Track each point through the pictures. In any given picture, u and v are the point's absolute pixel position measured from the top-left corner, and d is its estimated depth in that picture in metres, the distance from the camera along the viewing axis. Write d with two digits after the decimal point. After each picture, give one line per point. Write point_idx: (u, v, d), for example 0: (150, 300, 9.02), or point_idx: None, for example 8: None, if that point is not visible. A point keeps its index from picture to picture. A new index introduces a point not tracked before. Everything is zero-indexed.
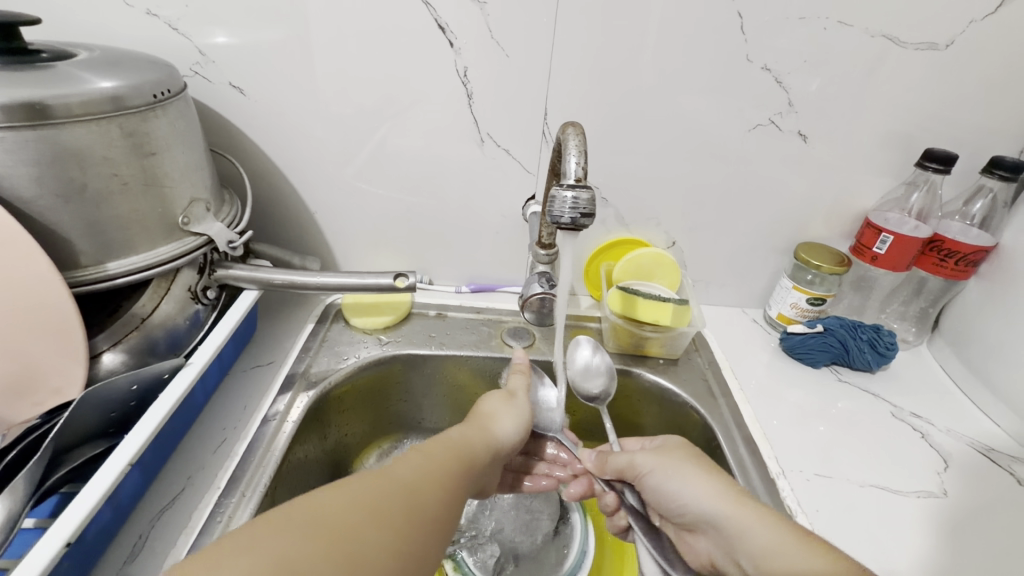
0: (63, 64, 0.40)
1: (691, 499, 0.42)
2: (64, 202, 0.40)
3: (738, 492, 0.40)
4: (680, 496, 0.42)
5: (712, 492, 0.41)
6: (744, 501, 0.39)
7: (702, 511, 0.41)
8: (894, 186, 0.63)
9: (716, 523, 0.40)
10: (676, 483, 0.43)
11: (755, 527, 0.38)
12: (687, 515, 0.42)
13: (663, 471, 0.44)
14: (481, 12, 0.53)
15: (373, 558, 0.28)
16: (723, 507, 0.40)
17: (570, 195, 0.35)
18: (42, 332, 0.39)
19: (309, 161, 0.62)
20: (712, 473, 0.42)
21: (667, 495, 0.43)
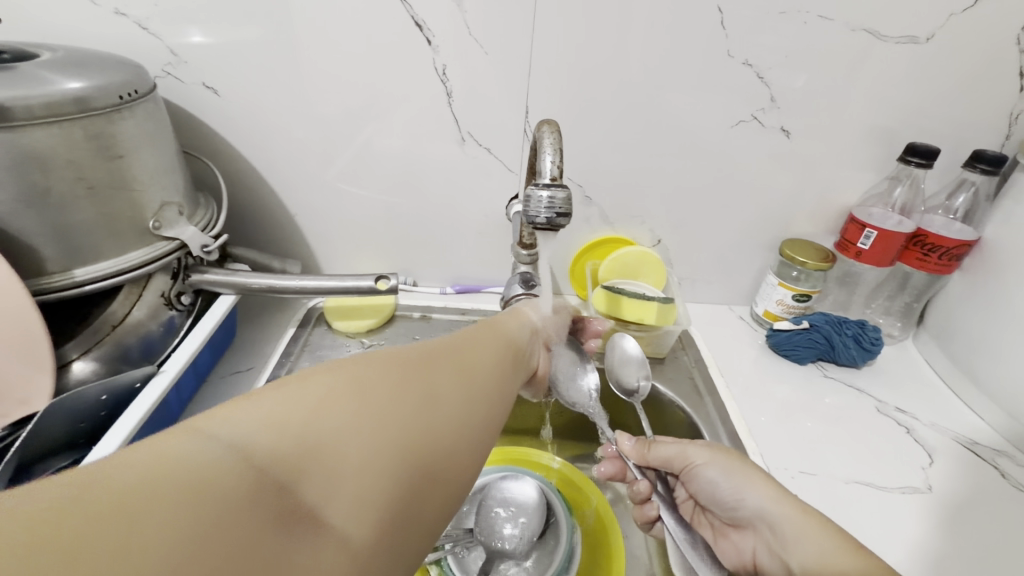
0: (24, 66, 0.39)
1: (744, 495, 0.43)
2: (27, 207, 0.39)
3: (793, 496, 0.41)
4: (737, 493, 0.43)
5: (773, 495, 0.42)
6: (801, 507, 0.40)
7: (753, 507, 0.42)
8: (877, 181, 0.63)
9: (767, 522, 0.41)
10: (732, 480, 0.44)
11: (812, 534, 0.39)
12: (743, 511, 0.43)
13: (715, 465, 0.45)
14: (459, 9, 0.52)
15: (405, 428, 0.28)
16: (784, 510, 0.41)
17: (545, 195, 0.34)
18: (6, 342, 0.37)
19: (287, 162, 0.61)
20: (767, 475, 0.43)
21: (720, 490, 0.44)
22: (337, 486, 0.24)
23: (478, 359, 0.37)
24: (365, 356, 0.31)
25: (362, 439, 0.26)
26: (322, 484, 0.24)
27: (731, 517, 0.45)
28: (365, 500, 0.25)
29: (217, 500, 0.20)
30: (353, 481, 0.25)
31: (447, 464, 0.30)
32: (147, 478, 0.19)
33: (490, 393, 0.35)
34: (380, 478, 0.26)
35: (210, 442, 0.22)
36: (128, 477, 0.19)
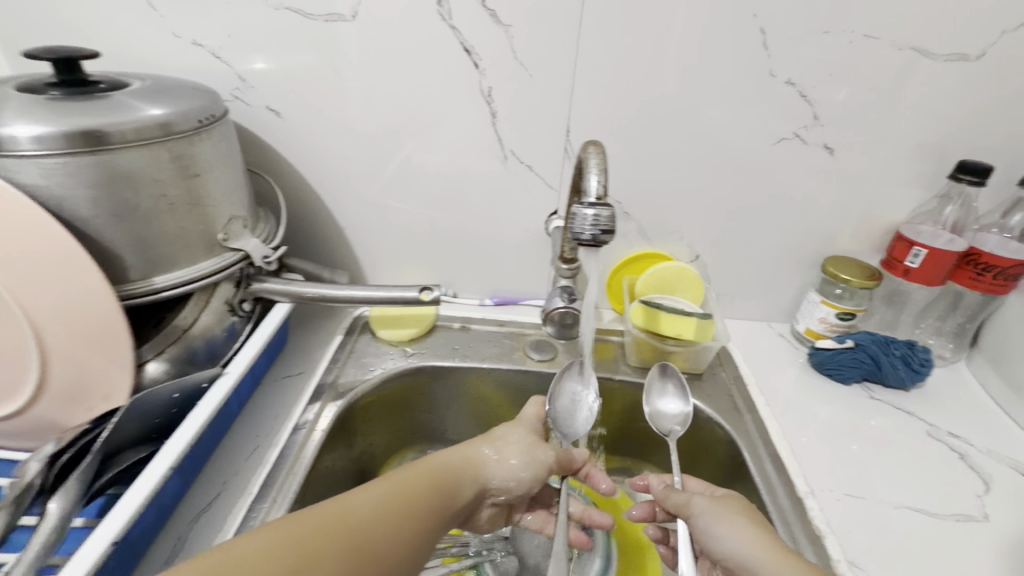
0: (118, 94, 0.43)
1: (736, 550, 0.40)
2: (118, 221, 0.43)
3: (787, 550, 0.38)
4: (724, 541, 0.41)
5: (755, 539, 0.39)
6: (789, 556, 0.38)
7: (744, 561, 0.39)
8: (926, 199, 0.62)
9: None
10: (722, 530, 0.41)
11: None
12: (730, 561, 0.40)
13: (707, 514, 0.42)
14: (505, 34, 0.55)
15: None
16: (766, 558, 0.38)
17: (591, 212, 0.36)
18: (93, 342, 0.41)
19: (339, 178, 0.64)
20: (761, 526, 0.41)
21: (711, 542, 0.41)
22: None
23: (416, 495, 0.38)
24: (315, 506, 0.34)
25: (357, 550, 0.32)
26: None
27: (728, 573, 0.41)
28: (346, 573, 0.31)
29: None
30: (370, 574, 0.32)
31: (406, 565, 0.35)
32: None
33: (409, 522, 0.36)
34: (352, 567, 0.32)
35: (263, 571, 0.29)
36: None
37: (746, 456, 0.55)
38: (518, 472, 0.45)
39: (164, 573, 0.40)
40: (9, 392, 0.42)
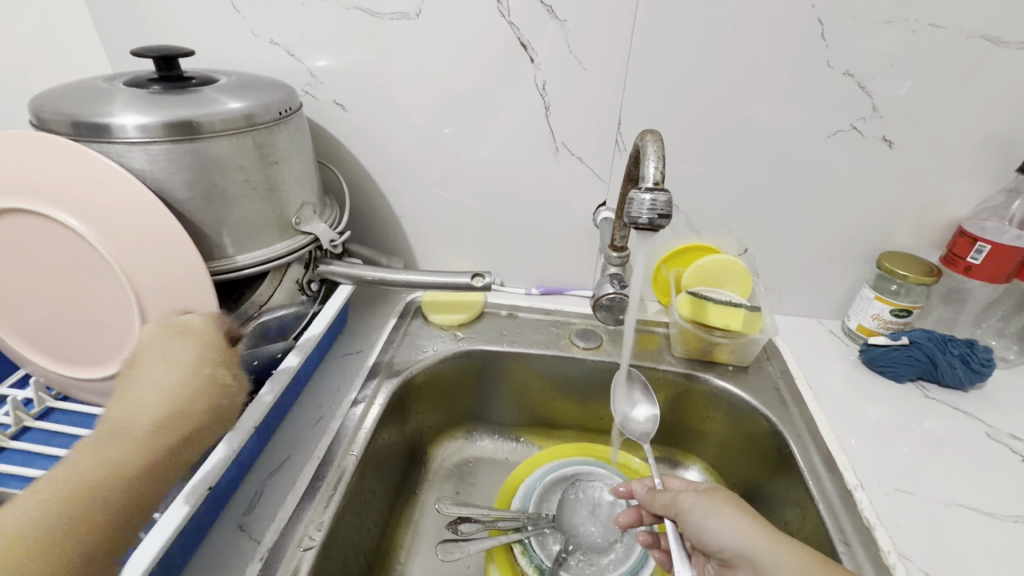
0: (209, 89, 0.48)
1: (731, 539, 0.40)
2: (208, 204, 0.47)
3: (778, 535, 0.39)
4: (718, 534, 0.41)
5: (750, 526, 0.40)
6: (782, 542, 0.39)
7: (739, 548, 0.40)
8: (993, 193, 0.60)
9: (755, 563, 0.39)
10: (714, 521, 0.41)
11: (788, 560, 0.37)
12: (727, 552, 0.41)
13: (697, 507, 0.43)
14: (561, 29, 0.57)
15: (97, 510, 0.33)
16: (760, 543, 0.39)
17: (648, 198, 0.37)
18: (185, 313, 0.45)
19: (397, 169, 0.68)
20: (747, 512, 0.41)
21: (706, 534, 0.42)
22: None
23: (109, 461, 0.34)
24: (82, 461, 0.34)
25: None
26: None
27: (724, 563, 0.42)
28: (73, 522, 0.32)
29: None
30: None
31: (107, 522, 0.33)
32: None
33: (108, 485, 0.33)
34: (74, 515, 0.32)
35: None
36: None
37: (793, 447, 0.55)
38: (204, 403, 0.39)
39: (244, 523, 0.44)
40: (115, 354, 0.47)
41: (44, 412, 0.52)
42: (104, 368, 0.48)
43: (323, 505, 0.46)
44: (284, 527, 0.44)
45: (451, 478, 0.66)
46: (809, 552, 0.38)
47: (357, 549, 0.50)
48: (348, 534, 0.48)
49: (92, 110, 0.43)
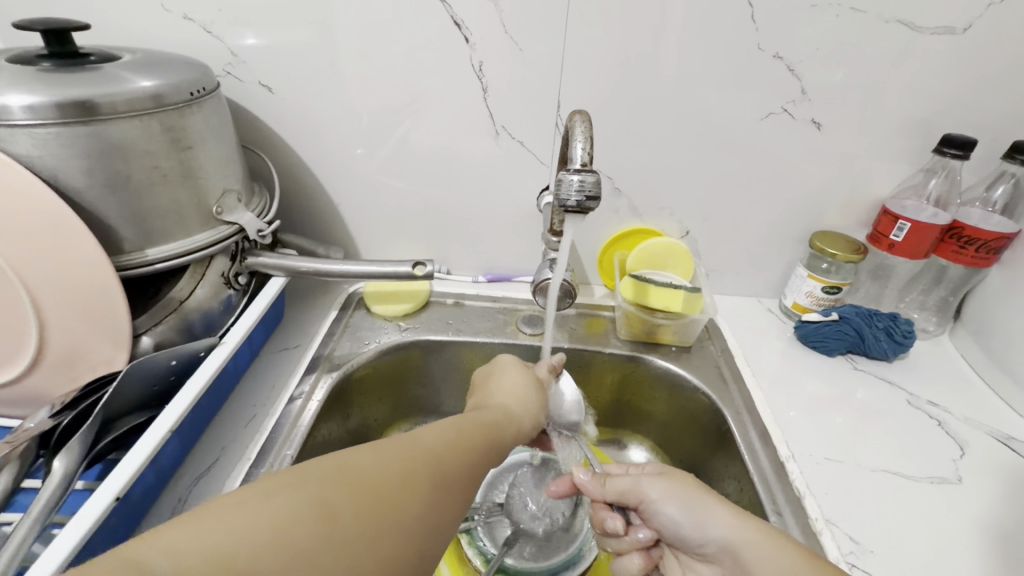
0: (108, 67, 0.44)
1: (710, 531, 0.39)
2: (112, 192, 0.43)
3: (755, 519, 0.38)
4: (703, 530, 0.39)
5: (737, 520, 0.38)
6: (754, 525, 0.38)
7: (714, 540, 0.38)
8: (912, 173, 0.62)
9: (734, 556, 0.38)
10: (693, 511, 0.40)
11: (770, 548, 0.36)
12: (709, 547, 0.39)
13: (671, 500, 0.41)
14: (495, 8, 0.55)
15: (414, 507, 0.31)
16: (745, 536, 0.37)
17: (576, 179, 0.37)
18: (89, 314, 0.42)
19: (331, 154, 0.65)
20: (722, 501, 0.40)
21: (684, 527, 0.40)
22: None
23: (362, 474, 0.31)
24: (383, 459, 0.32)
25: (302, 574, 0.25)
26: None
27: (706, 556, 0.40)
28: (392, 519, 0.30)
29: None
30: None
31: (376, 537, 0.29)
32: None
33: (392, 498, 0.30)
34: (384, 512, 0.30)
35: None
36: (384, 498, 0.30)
37: (731, 423, 0.56)
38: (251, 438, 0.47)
39: None
40: (11, 358, 0.43)
41: None
42: None
43: None
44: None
45: None
46: (780, 536, 0.37)
47: None
48: None
49: None
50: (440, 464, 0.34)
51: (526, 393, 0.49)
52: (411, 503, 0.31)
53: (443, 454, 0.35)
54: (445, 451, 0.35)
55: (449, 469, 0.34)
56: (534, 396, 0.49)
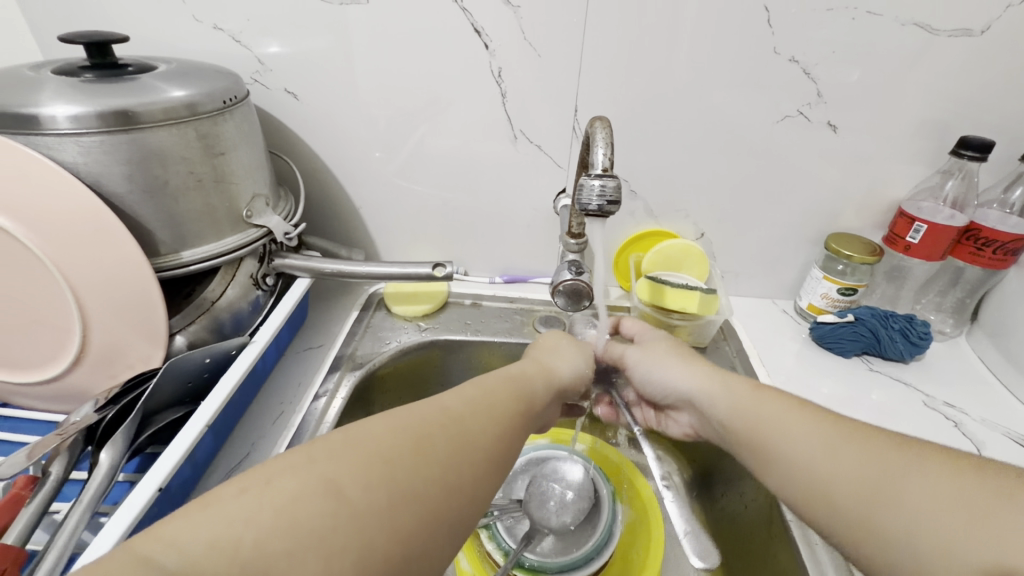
0: (145, 77, 0.46)
1: (674, 381, 0.48)
2: (150, 198, 0.45)
3: (718, 374, 0.46)
4: (665, 381, 0.49)
5: (706, 379, 0.46)
6: (716, 379, 0.45)
7: (680, 389, 0.47)
8: (929, 175, 0.63)
9: (692, 399, 0.46)
10: (659, 371, 0.49)
11: (747, 406, 0.42)
12: (670, 395, 0.49)
13: (644, 361, 0.51)
14: (515, 15, 0.56)
15: (435, 481, 0.30)
16: (705, 386, 0.45)
17: (598, 183, 0.38)
18: (129, 314, 0.44)
19: (353, 159, 0.66)
20: (692, 361, 0.48)
21: (653, 381, 0.50)
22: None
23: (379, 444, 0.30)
24: (395, 426, 0.31)
25: (318, 551, 0.25)
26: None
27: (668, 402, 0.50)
28: (406, 494, 0.28)
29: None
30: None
31: (391, 517, 0.27)
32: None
33: (409, 472, 0.29)
34: (398, 492, 0.28)
35: (155, 571, 0.22)
36: (396, 477, 0.29)
37: None
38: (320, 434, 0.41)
39: None
40: (56, 356, 0.45)
41: None
42: (44, 370, 0.46)
43: None
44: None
45: None
46: (769, 394, 0.42)
47: None
48: None
49: (17, 100, 0.40)
50: (462, 429, 0.33)
51: (569, 357, 0.47)
52: (431, 475, 0.30)
53: (463, 428, 0.33)
54: (467, 417, 0.34)
55: (467, 434, 0.33)
56: (569, 359, 0.47)
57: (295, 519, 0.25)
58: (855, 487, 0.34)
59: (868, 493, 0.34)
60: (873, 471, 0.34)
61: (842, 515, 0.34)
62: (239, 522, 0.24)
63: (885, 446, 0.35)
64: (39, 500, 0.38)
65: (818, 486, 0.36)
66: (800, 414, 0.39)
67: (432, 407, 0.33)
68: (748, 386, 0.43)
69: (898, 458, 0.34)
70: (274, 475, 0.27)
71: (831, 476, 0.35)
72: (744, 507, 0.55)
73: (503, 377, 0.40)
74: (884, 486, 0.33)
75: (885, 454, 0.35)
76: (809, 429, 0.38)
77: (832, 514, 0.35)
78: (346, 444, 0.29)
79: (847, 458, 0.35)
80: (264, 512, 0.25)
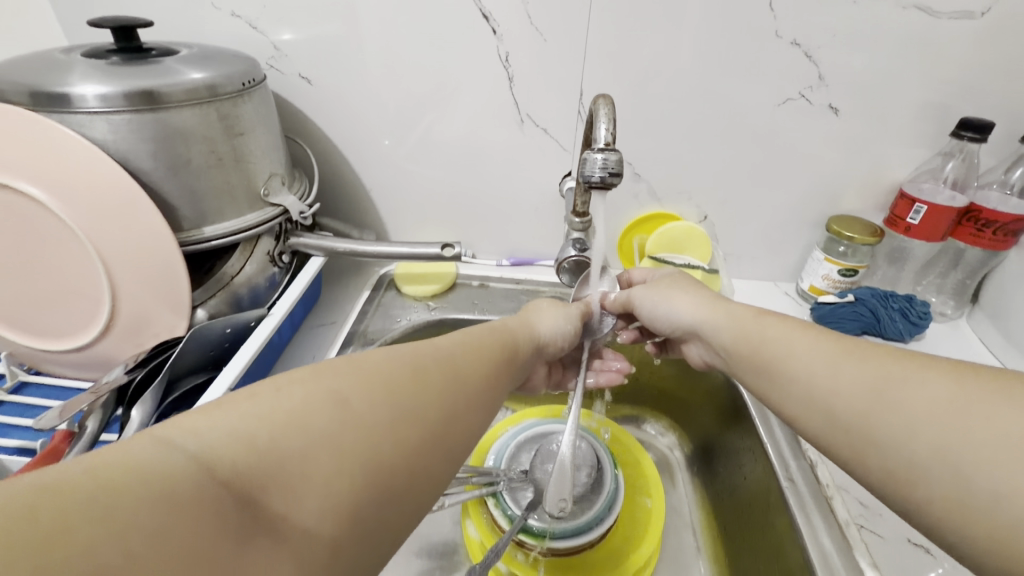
0: (169, 60, 0.48)
1: (680, 314, 0.49)
2: (174, 175, 0.47)
3: (718, 302, 0.47)
4: (671, 315, 0.50)
5: (710, 307, 0.47)
6: (720, 310, 0.46)
7: (686, 321, 0.48)
8: (930, 157, 0.63)
9: (697, 329, 0.48)
10: (664, 304, 0.50)
11: (750, 329, 0.43)
12: (677, 326, 0.50)
13: (648, 296, 0.52)
14: (522, 0, 0.58)
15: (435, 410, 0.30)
16: (708, 314, 0.46)
17: (600, 157, 0.39)
18: (155, 285, 0.46)
19: (365, 143, 0.68)
20: (696, 292, 0.49)
21: (657, 315, 0.51)
22: (301, 501, 0.23)
23: (384, 372, 0.30)
24: (396, 358, 0.31)
25: (331, 451, 0.25)
26: (286, 497, 0.23)
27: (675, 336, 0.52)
28: (412, 417, 0.29)
29: (160, 505, 0.19)
30: (318, 496, 0.24)
31: (400, 439, 0.27)
32: (89, 493, 0.18)
33: (413, 399, 0.29)
34: (404, 414, 0.28)
35: (174, 452, 0.21)
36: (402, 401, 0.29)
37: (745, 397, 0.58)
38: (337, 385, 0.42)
39: None
40: (87, 325, 0.48)
41: (17, 386, 0.52)
42: (76, 339, 0.49)
43: None
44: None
45: None
46: (774, 320, 0.42)
47: None
48: None
49: (50, 80, 0.43)
50: (459, 368, 0.34)
51: (551, 318, 0.47)
52: (432, 401, 0.30)
53: (457, 368, 0.34)
54: (460, 359, 0.35)
55: (459, 373, 0.33)
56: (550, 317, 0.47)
57: (308, 422, 0.25)
58: (854, 395, 0.34)
59: (873, 398, 0.33)
60: (872, 382, 0.34)
61: (839, 423, 0.34)
62: (252, 420, 0.24)
63: (883, 356, 0.35)
64: (77, 451, 0.41)
65: (820, 402, 0.36)
66: (804, 334, 0.40)
67: (430, 347, 0.34)
68: (750, 313, 0.44)
69: (899, 367, 0.34)
70: (283, 383, 0.27)
71: (833, 389, 0.35)
72: (743, 479, 0.57)
73: (488, 333, 0.40)
74: (881, 390, 0.33)
75: (884, 364, 0.34)
76: (811, 346, 0.38)
77: (829, 423, 0.35)
78: (348, 368, 0.29)
79: (848, 369, 0.35)
80: (276, 413, 0.25)
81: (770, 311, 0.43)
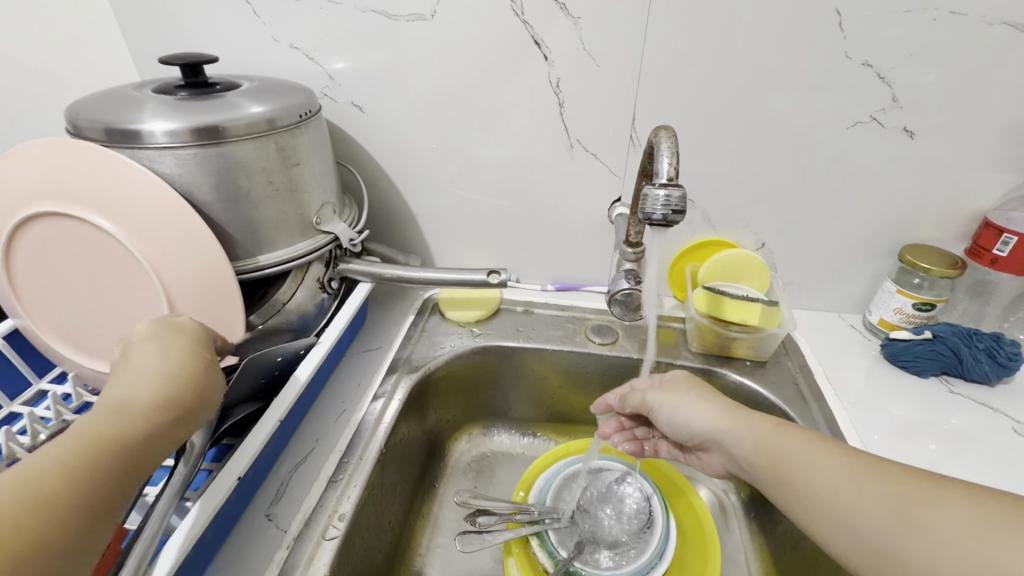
0: (231, 95, 0.49)
1: (698, 423, 0.46)
2: (233, 206, 0.48)
3: (736, 410, 0.46)
4: (688, 422, 0.47)
5: (727, 415, 0.45)
6: (739, 418, 0.44)
7: (706, 429, 0.46)
8: (1019, 183, 0.58)
9: (720, 438, 0.45)
10: (682, 409, 0.47)
11: (782, 437, 0.41)
12: (698, 435, 0.47)
13: (668, 403, 0.49)
14: (574, 26, 0.57)
15: None
16: (727, 424, 0.45)
17: (662, 193, 0.38)
18: (212, 313, 0.47)
19: (412, 168, 0.69)
20: (713, 398, 0.47)
21: (679, 423, 0.48)
22: None
23: None
24: None
25: None
26: None
27: (694, 443, 0.49)
28: None
29: None
30: None
31: None
32: None
33: None
34: None
35: None
36: None
37: None
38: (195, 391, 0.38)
39: (272, 512, 0.46)
40: None
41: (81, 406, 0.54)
42: None
43: (346, 496, 0.47)
44: (301, 533, 0.43)
45: (469, 472, 0.68)
46: (796, 429, 0.42)
47: (380, 537, 0.52)
48: (371, 525, 0.50)
49: (124, 117, 0.44)
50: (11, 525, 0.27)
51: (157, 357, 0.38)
52: None
53: (22, 478, 0.29)
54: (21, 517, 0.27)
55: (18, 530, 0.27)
56: (192, 363, 0.39)
57: None
58: (877, 518, 0.34)
59: (888, 521, 0.33)
60: (893, 503, 0.34)
61: (865, 542, 0.34)
62: None
63: (903, 478, 0.35)
64: None
65: (835, 515, 0.36)
66: (819, 447, 0.39)
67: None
68: (771, 424, 0.43)
69: (920, 490, 0.34)
70: None
71: (851, 509, 0.35)
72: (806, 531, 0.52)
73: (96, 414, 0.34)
74: (907, 515, 0.33)
75: (903, 486, 0.34)
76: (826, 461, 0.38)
77: (854, 542, 0.35)
78: None
79: (867, 490, 0.35)
80: None
81: (792, 423, 0.42)
